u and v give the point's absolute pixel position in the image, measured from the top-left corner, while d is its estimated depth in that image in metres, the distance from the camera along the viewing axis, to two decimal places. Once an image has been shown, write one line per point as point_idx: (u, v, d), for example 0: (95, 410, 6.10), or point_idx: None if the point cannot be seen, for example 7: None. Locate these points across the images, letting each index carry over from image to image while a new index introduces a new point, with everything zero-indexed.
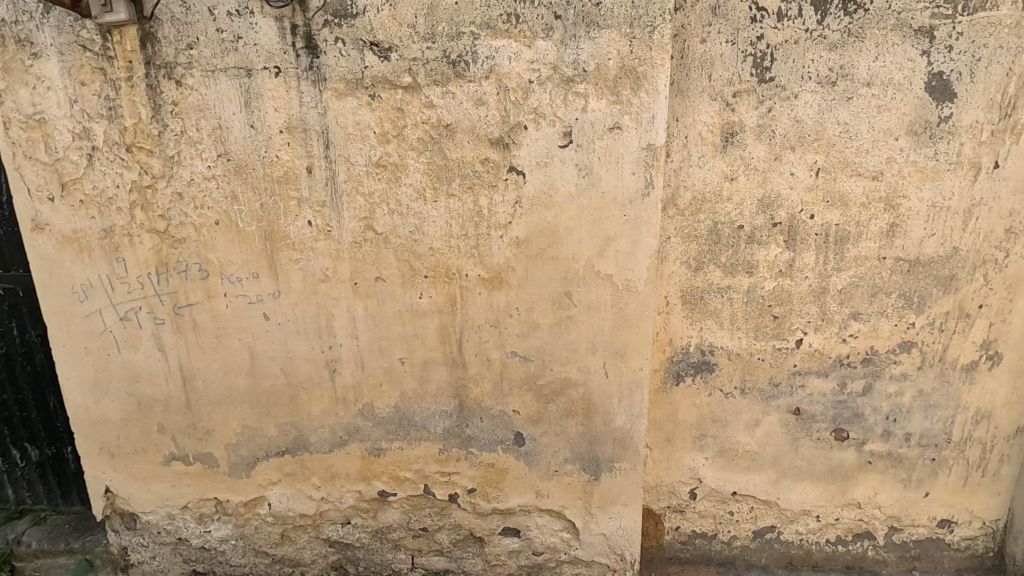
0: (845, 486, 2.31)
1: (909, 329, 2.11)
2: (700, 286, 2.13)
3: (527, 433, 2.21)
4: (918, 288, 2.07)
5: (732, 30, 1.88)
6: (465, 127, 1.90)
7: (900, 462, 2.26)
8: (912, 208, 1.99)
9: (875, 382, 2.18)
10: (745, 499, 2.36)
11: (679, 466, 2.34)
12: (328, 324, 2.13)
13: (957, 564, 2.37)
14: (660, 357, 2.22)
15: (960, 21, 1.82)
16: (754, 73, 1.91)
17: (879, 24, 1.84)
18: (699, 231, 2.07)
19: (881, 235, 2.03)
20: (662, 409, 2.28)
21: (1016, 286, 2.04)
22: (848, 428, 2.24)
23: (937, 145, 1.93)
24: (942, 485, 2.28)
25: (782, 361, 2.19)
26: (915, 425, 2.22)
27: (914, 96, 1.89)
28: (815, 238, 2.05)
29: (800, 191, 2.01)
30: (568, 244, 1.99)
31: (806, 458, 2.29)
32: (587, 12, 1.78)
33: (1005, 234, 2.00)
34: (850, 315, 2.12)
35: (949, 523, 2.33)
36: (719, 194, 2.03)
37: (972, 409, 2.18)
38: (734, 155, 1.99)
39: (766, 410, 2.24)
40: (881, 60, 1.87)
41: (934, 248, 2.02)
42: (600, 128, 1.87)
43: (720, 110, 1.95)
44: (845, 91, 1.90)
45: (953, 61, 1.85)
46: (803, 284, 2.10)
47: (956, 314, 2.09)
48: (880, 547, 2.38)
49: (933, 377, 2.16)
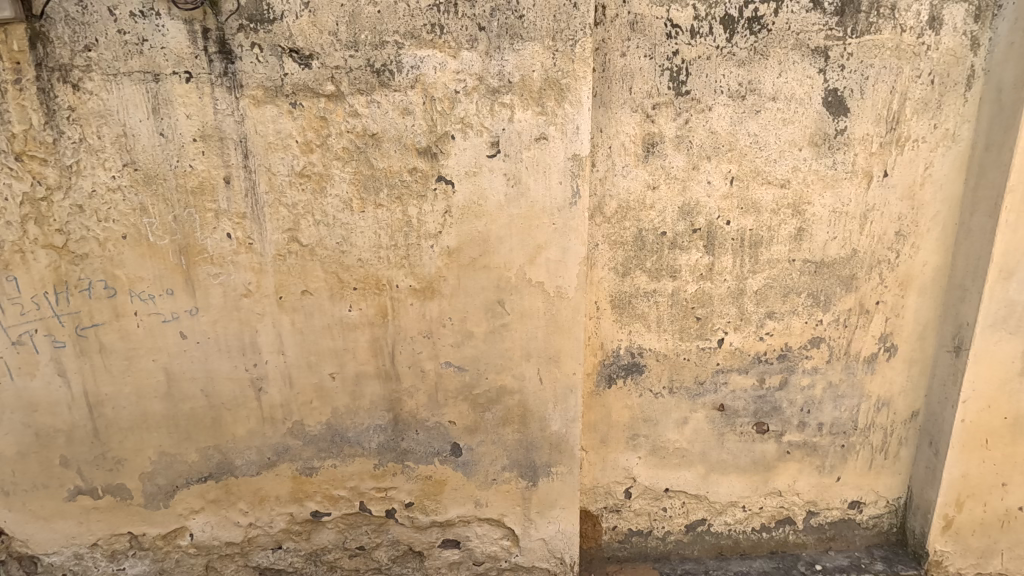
0: (767, 476, 2.45)
1: (818, 325, 2.27)
2: (628, 292, 2.20)
3: (464, 443, 2.20)
4: (824, 287, 2.23)
5: (649, 45, 1.96)
6: (391, 136, 1.88)
7: (815, 451, 2.43)
8: (816, 213, 2.15)
9: (789, 376, 2.33)
10: (677, 494, 2.46)
11: (614, 467, 2.40)
12: (252, 340, 2.04)
13: (867, 542, 2.56)
14: (592, 361, 2.28)
15: (849, 43, 1.99)
16: (671, 86, 2.00)
17: (781, 44, 1.98)
18: (625, 237, 2.14)
19: (790, 239, 2.17)
20: (596, 411, 2.33)
21: (907, 284, 2.24)
22: (768, 421, 2.37)
23: (835, 156, 2.09)
24: (851, 469, 2.46)
25: (706, 360, 2.30)
26: (826, 415, 2.38)
27: (814, 110, 2.04)
28: (731, 243, 2.17)
29: (716, 198, 2.12)
30: (500, 253, 2.00)
31: (731, 451, 2.41)
32: (510, 25, 1.81)
33: (896, 236, 2.19)
34: (766, 314, 2.25)
35: (859, 504, 2.52)
36: (643, 202, 2.11)
37: (875, 397, 2.37)
38: (655, 164, 2.07)
39: (692, 408, 2.35)
40: (784, 76, 2.01)
41: (836, 250, 2.19)
42: (527, 138, 1.90)
43: (641, 121, 2.03)
44: (754, 105, 2.03)
45: (846, 79, 2.02)
46: (722, 286, 2.21)
47: (858, 310, 2.26)
48: (800, 531, 2.54)
49: (840, 369, 2.33)
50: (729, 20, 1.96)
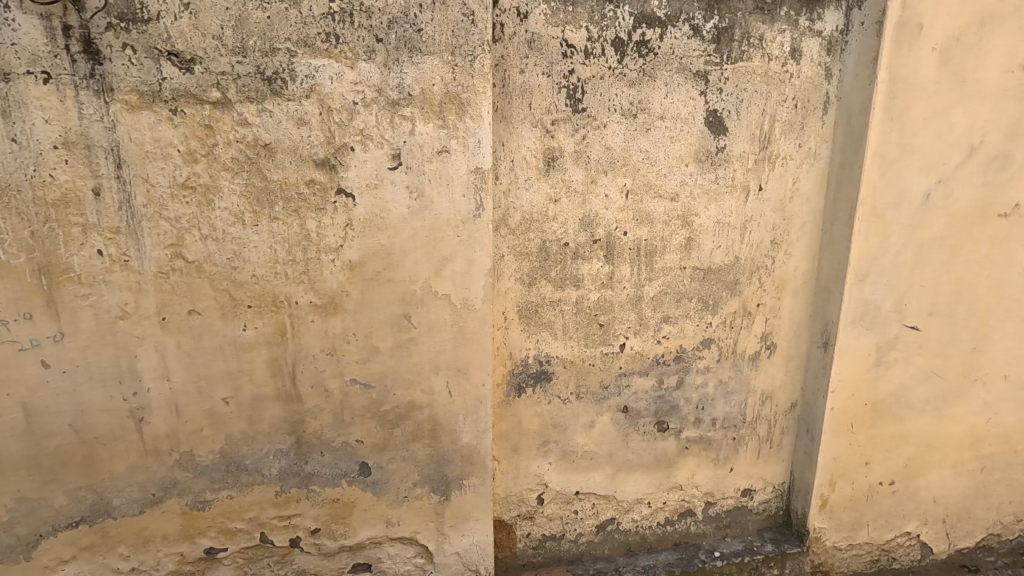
0: (669, 471, 2.59)
1: (708, 327, 2.45)
2: (534, 301, 2.26)
3: (373, 462, 2.14)
4: (712, 292, 2.41)
5: (546, 63, 2.04)
6: (285, 147, 1.80)
7: (710, 445, 2.60)
8: (703, 224, 2.32)
9: (685, 376, 2.49)
10: (587, 496, 2.54)
11: (526, 474, 2.44)
12: (131, 366, 1.86)
13: (758, 525, 2.78)
14: (502, 371, 2.30)
15: (725, 69, 2.17)
16: (568, 103, 2.09)
17: (666, 67, 2.13)
18: (529, 248, 2.19)
19: (681, 248, 2.33)
20: (506, 421, 2.36)
21: (782, 287, 2.47)
22: (668, 420, 2.52)
23: (717, 171, 2.27)
24: (742, 459, 2.67)
25: (609, 365, 2.40)
26: (718, 411, 2.56)
27: (697, 129, 2.21)
28: (629, 252, 2.29)
29: (613, 211, 2.23)
30: (404, 266, 1.98)
31: (635, 451, 2.52)
32: (408, 38, 1.80)
33: (771, 245, 2.41)
34: (662, 319, 2.39)
35: (750, 491, 2.73)
36: (545, 214, 2.17)
37: (759, 391, 2.59)
38: (556, 178, 2.15)
39: (599, 411, 2.44)
40: (670, 97, 2.16)
41: (721, 258, 2.38)
42: (429, 151, 1.90)
43: (541, 136, 2.10)
44: (645, 123, 2.16)
45: (723, 101, 2.21)
46: (622, 294, 2.33)
47: (742, 312, 2.46)
48: (700, 521, 2.71)
49: (729, 367, 2.52)
50: (620, 42, 2.07)
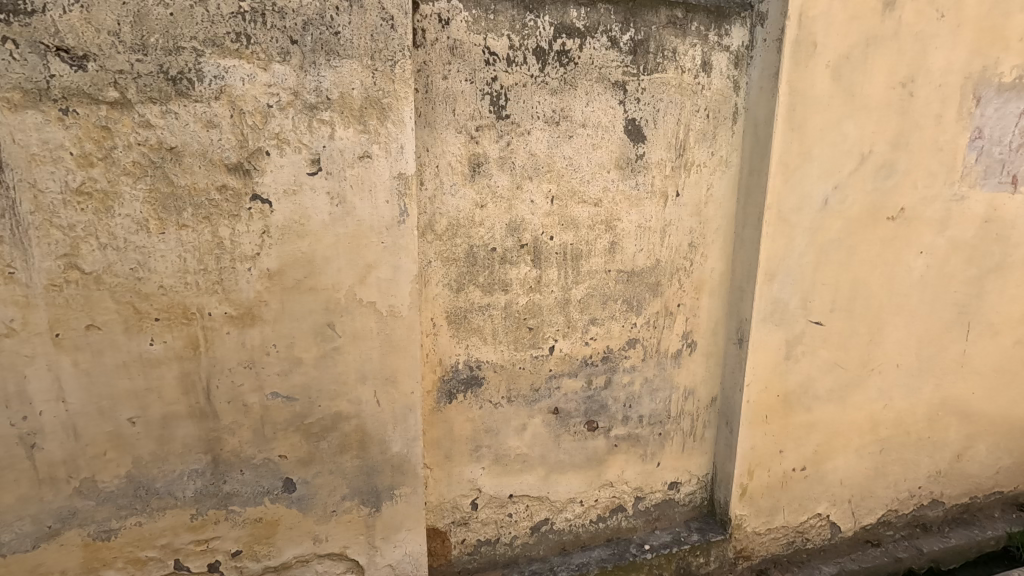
0: (600, 469, 2.66)
1: (633, 328, 2.53)
2: (462, 307, 2.26)
3: (298, 477, 2.06)
4: (636, 294, 2.50)
5: (469, 70, 2.05)
6: (194, 150, 1.72)
7: (638, 441, 2.69)
8: (625, 228, 2.40)
9: (613, 376, 2.56)
10: (521, 498, 2.57)
11: (459, 480, 2.44)
12: (19, 388, 1.70)
13: (685, 517, 2.90)
14: (432, 378, 2.29)
15: (642, 79, 2.27)
16: (492, 110, 2.12)
17: (586, 76, 2.19)
18: (456, 254, 2.19)
19: (605, 252, 2.40)
20: (438, 427, 2.35)
21: (701, 288, 2.60)
22: (597, 419, 2.59)
23: (637, 177, 2.36)
24: (668, 454, 2.78)
25: (539, 367, 2.44)
26: (645, 408, 2.66)
27: (617, 137, 2.29)
28: (555, 257, 2.33)
29: (539, 216, 2.27)
30: (327, 274, 1.92)
31: (566, 451, 2.58)
32: (325, 40, 1.76)
33: (689, 247, 2.53)
34: (590, 321, 2.46)
35: (677, 484, 2.84)
36: (472, 220, 2.18)
37: (683, 387, 2.71)
38: (481, 184, 2.16)
39: (530, 413, 2.48)
40: (591, 106, 2.23)
41: (643, 261, 2.47)
42: (350, 156, 1.86)
43: (465, 142, 2.11)
44: (567, 130, 2.22)
45: (641, 110, 2.30)
46: (550, 298, 2.37)
47: (664, 313, 2.57)
48: (631, 516, 2.79)
49: (654, 366, 2.62)
50: (541, 51, 2.12)
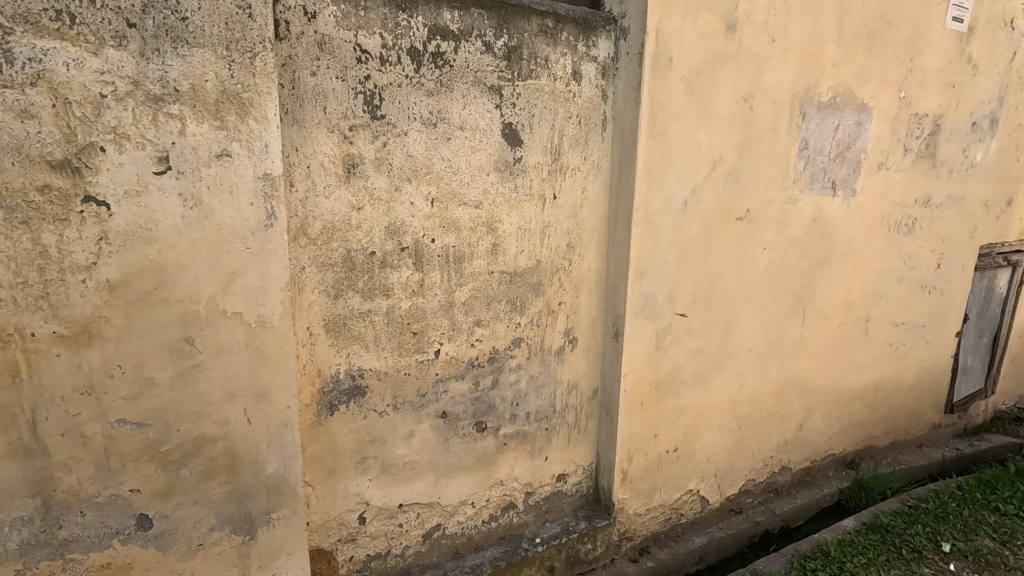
0: (489, 469, 2.69)
1: (517, 327, 2.59)
2: (341, 314, 2.16)
3: (155, 512, 1.84)
4: (519, 294, 2.55)
5: (339, 67, 1.97)
6: (5, 144, 1.47)
7: (526, 438, 2.76)
8: (506, 230, 2.44)
9: (499, 375, 2.60)
10: (411, 507, 2.52)
11: (345, 495, 2.34)
12: None
13: (573, 506, 3.02)
14: (310, 390, 2.16)
15: (517, 85, 2.32)
16: (366, 109, 2.05)
17: (462, 79, 2.20)
18: (333, 259, 2.10)
19: (487, 253, 2.42)
20: (319, 442, 2.23)
21: (580, 286, 2.72)
22: (485, 419, 2.61)
23: (516, 180, 2.42)
24: (556, 447, 2.87)
25: (425, 372, 2.41)
26: (531, 405, 2.73)
27: (495, 140, 2.33)
28: (437, 259, 2.31)
29: (419, 218, 2.23)
30: (181, 284, 1.74)
31: (456, 454, 2.57)
32: (170, 26, 1.60)
33: (567, 248, 2.63)
34: (475, 322, 2.47)
35: (564, 476, 2.95)
36: (348, 223, 2.10)
37: (566, 383, 2.81)
38: (357, 185, 2.08)
39: (417, 419, 2.43)
40: (468, 109, 2.24)
41: (525, 261, 2.53)
42: (205, 154, 1.70)
43: (338, 142, 2.02)
44: (445, 132, 2.21)
45: (517, 115, 2.35)
46: (433, 301, 2.35)
47: (546, 311, 2.65)
48: (521, 512, 2.85)
49: (538, 363, 2.70)
50: (415, 52, 2.09)
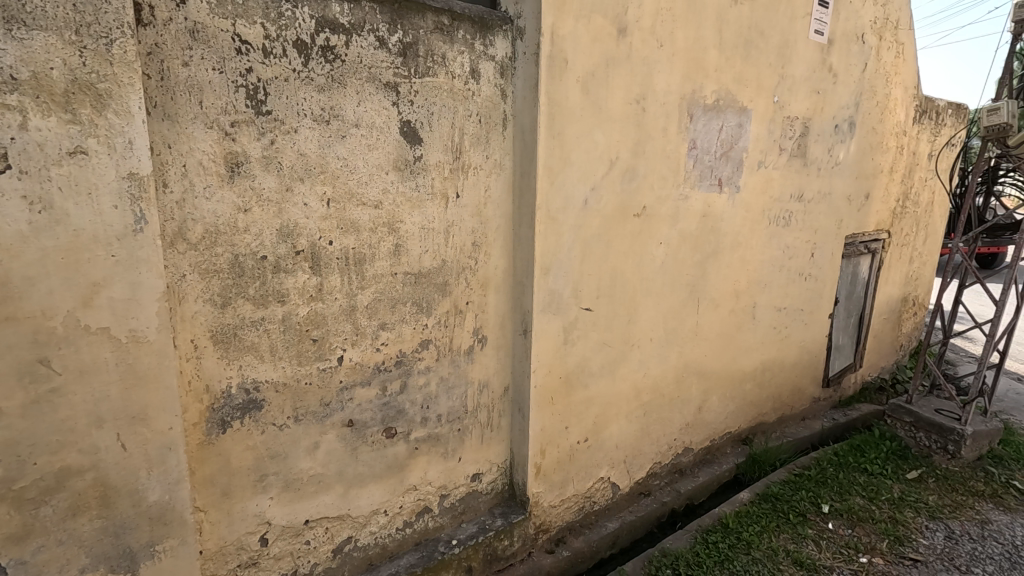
0: (401, 475, 2.63)
1: (424, 329, 2.54)
2: (230, 323, 2.01)
3: (9, 560, 1.61)
4: (424, 295, 2.51)
5: (216, 58, 1.83)
6: None
7: (438, 440, 2.72)
8: (408, 230, 2.39)
9: (407, 379, 2.54)
10: (318, 522, 2.41)
11: (243, 517, 2.19)
12: None
13: (489, 504, 3.03)
14: (197, 408, 1.99)
15: (414, 82, 2.27)
16: (249, 104, 1.92)
17: (355, 75, 2.12)
18: (218, 265, 1.95)
19: (390, 254, 2.36)
20: (210, 463, 2.06)
21: (487, 284, 2.72)
22: (395, 425, 2.54)
23: (416, 179, 2.37)
24: (469, 447, 2.86)
25: (328, 380, 2.30)
26: (442, 406, 2.70)
27: (393, 139, 2.26)
28: (337, 262, 2.22)
29: (315, 220, 2.13)
30: (31, 298, 1.53)
31: (365, 462, 2.49)
32: (3, 5, 1.40)
33: (473, 247, 2.62)
34: (379, 326, 2.40)
35: (479, 475, 2.95)
36: (234, 226, 1.95)
37: (477, 382, 2.80)
38: (243, 186, 1.95)
39: (322, 430, 2.32)
40: (363, 105, 2.16)
41: (429, 262, 2.49)
42: (54, 152, 1.51)
43: (219, 139, 1.88)
44: (339, 130, 2.12)
45: (415, 113, 2.31)
46: (334, 305, 2.25)
47: (454, 311, 2.63)
48: (437, 515, 2.82)
49: (448, 364, 2.67)
50: (302, 45, 1.98)
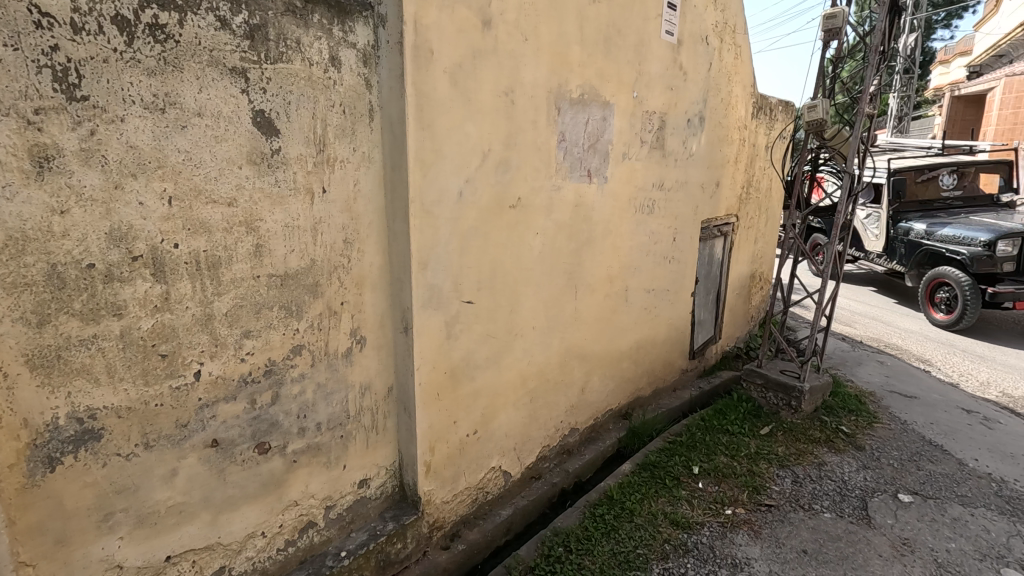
0: (279, 492, 2.45)
1: (295, 334, 2.38)
2: (52, 345, 1.73)
3: None
4: (293, 297, 2.34)
5: (9, 32, 1.55)
6: None
7: (318, 450, 2.57)
8: (269, 229, 2.21)
9: (280, 389, 2.37)
10: (183, 556, 2.17)
11: (86, 565, 1.91)
12: None
13: (379, 509, 2.92)
14: (13, 447, 1.69)
15: (265, 68, 2.10)
16: (57, 89, 1.65)
17: (193, 58, 1.90)
18: (30, 277, 1.66)
19: (249, 256, 2.17)
20: (36, 509, 1.76)
21: (363, 283, 2.60)
22: (268, 439, 2.36)
23: (275, 174, 2.19)
24: (354, 453, 2.74)
25: (183, 399, 2.07)
26: (321, 414, 2.55)
27: (245, 129, 2.07)
28: (186, 267, 1.99)
29: (154, 220, 1.89)
30: None
31: (235, 484, 2.28)
32: None
33: (344, 244, 2.49)
34: (242, 334, 2.20)
35: (367, 481, 2.83)
36: (48, 230, 1.67)
37: (358, 385, 2.68)
38: (57, 184, 1.67)
39: (180, 454, 2.09)
40: (205, 92, 1.95)
41: (296, 262, 2.33)
42: None
43: (19, 129, 1.59)
44: (177, 119, 1.89)
45: (269, 102, 2.13)
46: (186, 315, 2.02)
47: (328, 313, 2.49)
48: (322, 528, 2.67)
49: (324, 369, 2.53)
50: (123, 21, 1.74)
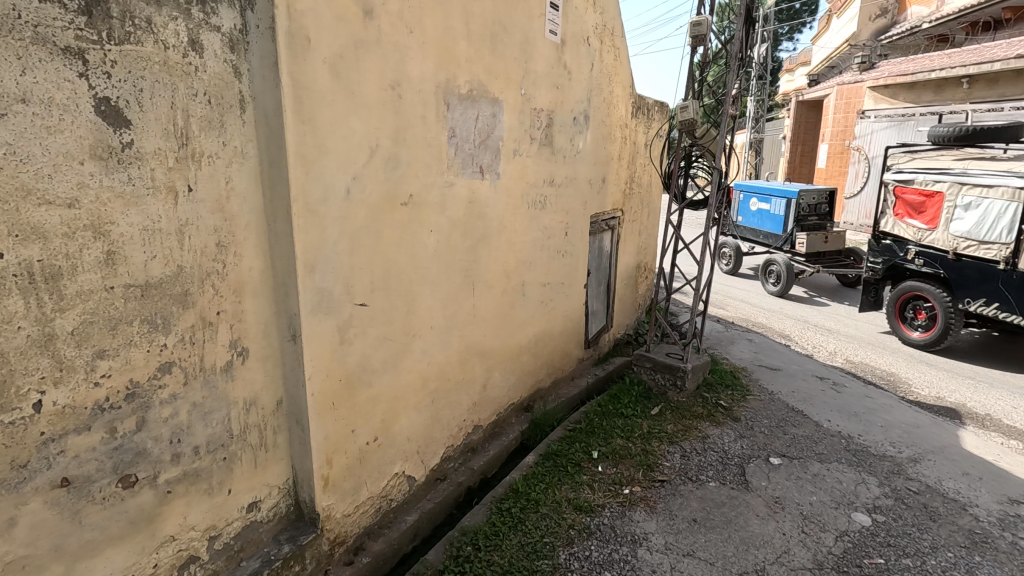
0: (152, 528, 2.18)
1: (162, 350, 2.12)
2: None
3: None
4: (157, 309, 2.09)
5: None
6: None
7: (197, 476, 2.32)
8: (123, 233, 1.94)
9: (146, 414, 2.10)
10: None
11: None
12: None
13: (273, 532, 2.71)
14: None
15: (108, 49, 1.83)
16: None
17: (11, 34, 1.61)
18: None
19: (100, 265, 1.89)
20: None
21: (242, 290, 2.38)
22: (134, 471, 2.08)
23: (128, 171, 1.93)
24: (239, 476, 2.51)
25: (20, 436, 1.76)
26: (198, 436, 2.30)
27: (86, 120, 1.80)
28: (14, 281, 1.69)
29: None
30: None
31: (95, 526, 1.99)
32: None
33: (217, 248, 2.25)
34: (95, 355, 1.92)
35: (257, 503, 2.61)
36: None
37: (241, 401, 2.46)
38: None
39: (21, 500, 1.78)
40: (30, 75, 1.66)
41: (159, 269, 2.07)
42: None
43: None
44: None
45: (115, 88, 1.87)
46: (18, 337, 1.72)
47: (201, 325, 2.25)
48: (206, 561, 2.42)
49: (200, 387, 2.28)
50: None
